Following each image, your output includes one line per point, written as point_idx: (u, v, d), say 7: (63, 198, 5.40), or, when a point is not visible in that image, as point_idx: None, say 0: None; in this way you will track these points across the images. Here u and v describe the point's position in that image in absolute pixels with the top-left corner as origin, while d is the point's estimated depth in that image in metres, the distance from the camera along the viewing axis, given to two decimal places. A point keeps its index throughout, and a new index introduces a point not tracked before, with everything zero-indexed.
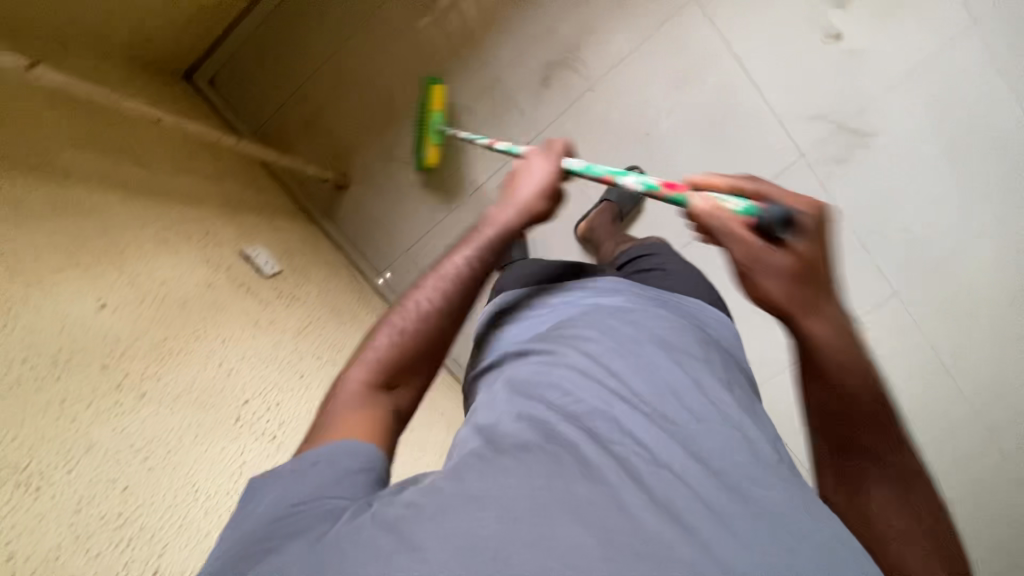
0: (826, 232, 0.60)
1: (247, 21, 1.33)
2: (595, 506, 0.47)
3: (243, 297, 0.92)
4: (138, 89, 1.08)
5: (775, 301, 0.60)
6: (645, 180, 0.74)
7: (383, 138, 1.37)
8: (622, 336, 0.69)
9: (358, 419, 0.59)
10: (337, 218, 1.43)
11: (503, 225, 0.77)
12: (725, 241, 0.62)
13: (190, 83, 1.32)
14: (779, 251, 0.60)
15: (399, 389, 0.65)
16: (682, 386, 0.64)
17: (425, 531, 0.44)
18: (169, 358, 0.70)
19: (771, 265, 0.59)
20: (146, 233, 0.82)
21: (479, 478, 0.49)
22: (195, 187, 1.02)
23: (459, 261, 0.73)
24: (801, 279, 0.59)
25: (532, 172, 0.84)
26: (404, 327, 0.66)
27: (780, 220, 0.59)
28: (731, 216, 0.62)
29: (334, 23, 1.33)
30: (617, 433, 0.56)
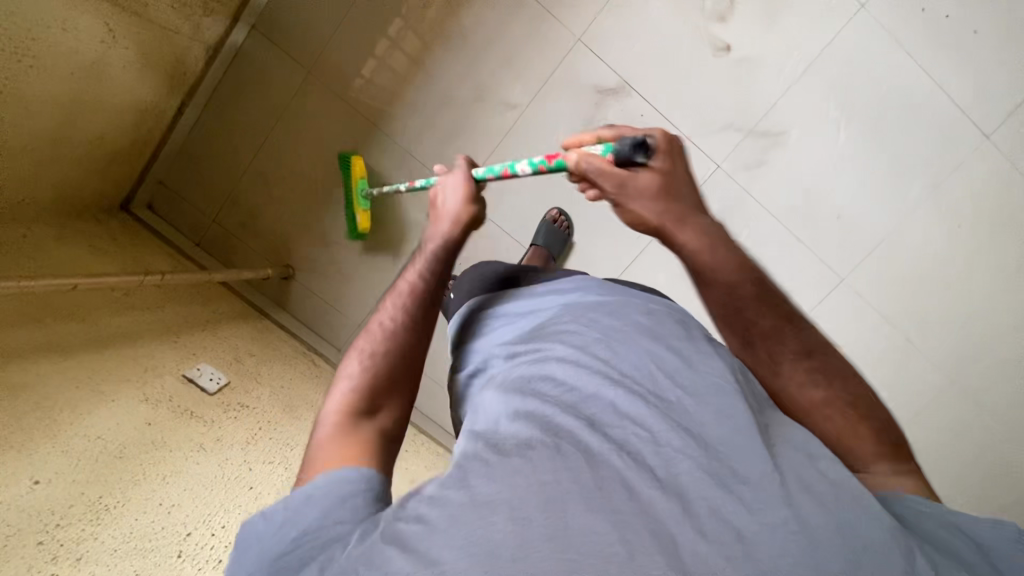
0: (675, 151, 0.72)
1: (170, 144, 1.39)
2: (603, 494, 0.48)
3: (188, 423, 0.99)
4: (72, 240, 1.16)
5: (651, 220, 0.69)
6: (530, 161, 0.83)
7: (318, 226, 1.45)
8: (608, 325, 0.70)
9: (344, 441, 0.59)
10: (288, 306, 1.50)
11: (443, 237, 0.77)
12: (598, 181, 0.70)
13: (129, 214, 1.38)
14: (640, 172, 0.70)
15: (381, 412, 0.64)
16: (674, 366, 0.64)
17: (437, 541, 0.45)
18: (106, 515, 0.77)
19: (636, 185, 0.69)
20: (81, 391, 0.90)
21: (489, 478, 0.50)
22: (135, 324, 1.10)
23: (408, 279, 0.74)
24: (662, 193, 0.70)
25: (448, 189, 0.82)
26: (365, 357, 0.67)
27: (633, 147, 0.69)
28: (600, 159, 0.70)
29: (249, 128, 1.39)
30: (615, 417, 0.57)
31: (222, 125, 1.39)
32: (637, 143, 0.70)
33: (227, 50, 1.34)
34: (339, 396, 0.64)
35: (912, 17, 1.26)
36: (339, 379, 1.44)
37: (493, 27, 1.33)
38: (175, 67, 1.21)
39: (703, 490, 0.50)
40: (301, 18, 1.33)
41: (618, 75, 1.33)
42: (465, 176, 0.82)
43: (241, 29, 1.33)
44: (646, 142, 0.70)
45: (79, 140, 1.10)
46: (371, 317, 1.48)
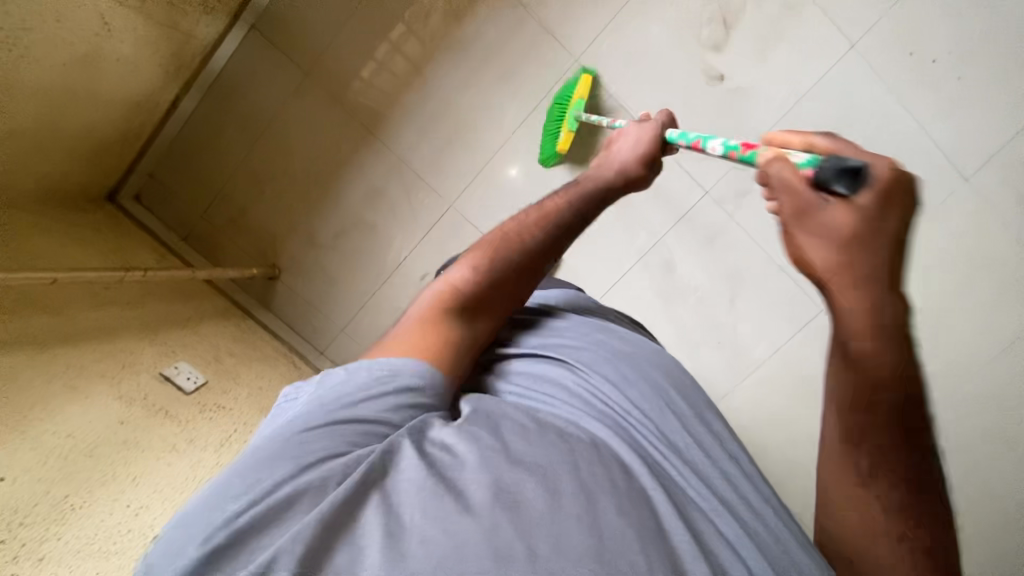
0: (902, 196, 0.47)
1: (162, 137, 1.39)
2: (617, 509, 0.52)
3: (161, 422, 0.99)
4: (55, 229, 1.14)
5: (815, 266, 0.48)
6: (727, 143, 0.79)
7: (307, 228, 1.45)
8: (614, 345, 0.71)
9: (438, 331, 0.61)
10: (271, 306, 1.50)
11: (603, 178, 0.78)
12: (782, 193, 0.52)
13: (115, 204, 1.38)
14: (831, 203, 0.48)
15: (479, 321, 0.64)
16: (682, 411, 0.66)
17: (471, 473, 0.51)
18: (71, 515, 0.76)
19: (827, 220, 0.48)
20: (54, 386, 0.89)
21: (512, 469, 0.52)
22: (113, 318, 1.09)
23: (558, 205, 0.73)
24: (857, 241, 0.47)
25: (628, 136, 0.84)
26: (496, 259, 0.66)
27: (836, 170, 0.50)
28: (793, 169, 0.51)
29: (242, 127, 1.39)
30: (631, 437, 0.62)
31: (216, 121, 1.38)
32: (855, 170, 0.49)
33: (226, 47, 1.34)
34: (451, 281, 0.65)
35: (900, 59, 1.26)
36: (319, 383, 1.44)
37: (493, 43, 1.34)
38: (171, 63, 1.20)
39: (710, 534, 0.55)
40: (302, 20, 1.34)
41: (613, 98, 1.36)
42: (653, 133, 0.84)
43: (241, 27, 1.33)
44: (861, 170, 0.48)
45: (68, 130, 1.10)
46: (355, 322, 1.48)
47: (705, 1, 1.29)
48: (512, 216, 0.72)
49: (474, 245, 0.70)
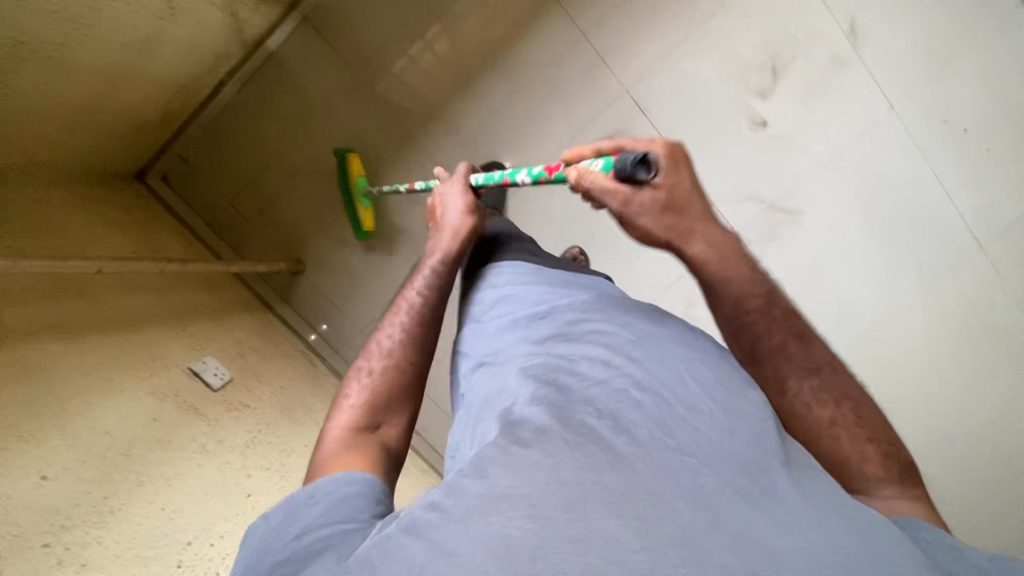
0: (682, 159, 0.66)
1: (200, 119, 1.36)
2: (628, 495, 0.43)
3: (191, 420, 0.97)
4: (86, 209, 1.11)
5: (656, 235, 0.64)
6: (531, 172, 0.82)
7: (337, 227, 1.43)
8: (640, 327, 0.64)
9: (351, 451, 0.60)
10: (291, 301, 1.47)
11: (440, 251, 0.78)
12: (603, 199, 0.66)
13: (143, 182, 1.35)
14: (646, 190, 0.64)
15: (384, 428, 0.65)
16: (711, 378, 0.57)
17: (453, 533, 0.42)
18: (110, 518, 0.75)
19: (641, 205, 0.64)
20: (90, 379, 0.87)
21: (504, 472, 0.46)
22: (144, 306, 1.06)
23: (417, 292, 0.75)
24: (665, 209, 0.64)
25: (448, 199, 0.84)
26: (371, 375, 0.68)
27: (635, 163, 0.64)
28: (600, 174, 0.66)
29: (282, 118, 1.36)
30: (643, 417, 0.51)
31: (256, 108, 1.35)
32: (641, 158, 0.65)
33: (276, 37, 1.32)
34: (346, 412, 0.65)
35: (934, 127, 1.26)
36: (334, 383, 1.43)
37: (545, 65, 1.35)
38: (223, 48, 1.16)
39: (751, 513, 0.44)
40: (355, 17, 1.31)
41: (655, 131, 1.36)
42: (466, 192, 0.84)
43: (294, 18, 1.31)
44: (649, 157, 0.65)
45: (110, 111, 1.06)
46: (375, 324, 1.46)
47: (756, 49, 1.32)
48: (371, 336, 0.73)
49: (352, 371, 0.70)
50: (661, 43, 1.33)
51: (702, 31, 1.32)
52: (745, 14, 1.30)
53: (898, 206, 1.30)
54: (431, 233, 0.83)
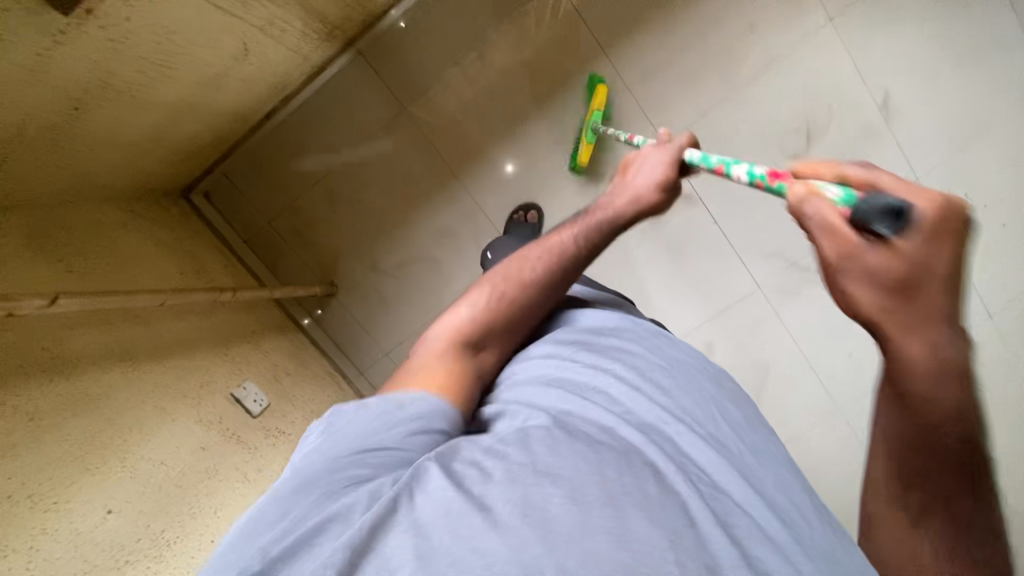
0: (958, 227, 0.37)
1: (247, 143, 1.39)
2: (653, 503, 0.49)
3: (234, 448, 1.00)
4: (138, 228, 1.13)
5: (868, 311, 0.41)
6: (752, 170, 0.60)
7: (372, 254, 1.46)
8: (671, 356, 0.69)
9: (446, 368, 0.65)
10: (320, 322, 1.50)
11: (613, 211, 0.73)
12: (817, 234, 0.43)
13: (187, 200, 1.38)
14: (875, 250, 0.39)
15: (483, 352, 0.70)
16: (737, 421, 0.64)
17: (493, 493, 0.49)
18: (167, 551, 0.80)
19: (874, 270, 0.39)
20: (146, 408, 0.89)
21: (547, 455, 0.53)
22: (191, 330, 1.08)
23: (567, 241, 0.74)
24: (907, 290, 0.39)
25: (647, 161, 0.74)
26: (499, 298, 0.71)
27: (884, 210, 0.38)
28: (830, 206, 0.42)
29: (328, 146, 1.39)
30: (673, 447, 0.57)
31: (303, 134, 1.38)
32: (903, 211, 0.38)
33: (331, 69, 1.34)
34: (468, 312, 0.70)
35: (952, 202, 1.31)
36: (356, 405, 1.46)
37: (589, 112, 1.38)
38: (282, 78, 1.18)
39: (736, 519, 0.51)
40: (407, 53, 1.34)
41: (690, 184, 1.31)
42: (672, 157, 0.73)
43: (350, 52, 1.34)
44: (909, 211, 0.38)
45: (173, 138, 1.09)
46: (400, 349, 1.48)
47: (793, 113, 1.36)
48: (523, 251, 0.75)
49: (479, 283, 0.74)
50: (702, 101, 1.37)
51: (741, 93, 1.36)
52: (785, 80, 1.34)
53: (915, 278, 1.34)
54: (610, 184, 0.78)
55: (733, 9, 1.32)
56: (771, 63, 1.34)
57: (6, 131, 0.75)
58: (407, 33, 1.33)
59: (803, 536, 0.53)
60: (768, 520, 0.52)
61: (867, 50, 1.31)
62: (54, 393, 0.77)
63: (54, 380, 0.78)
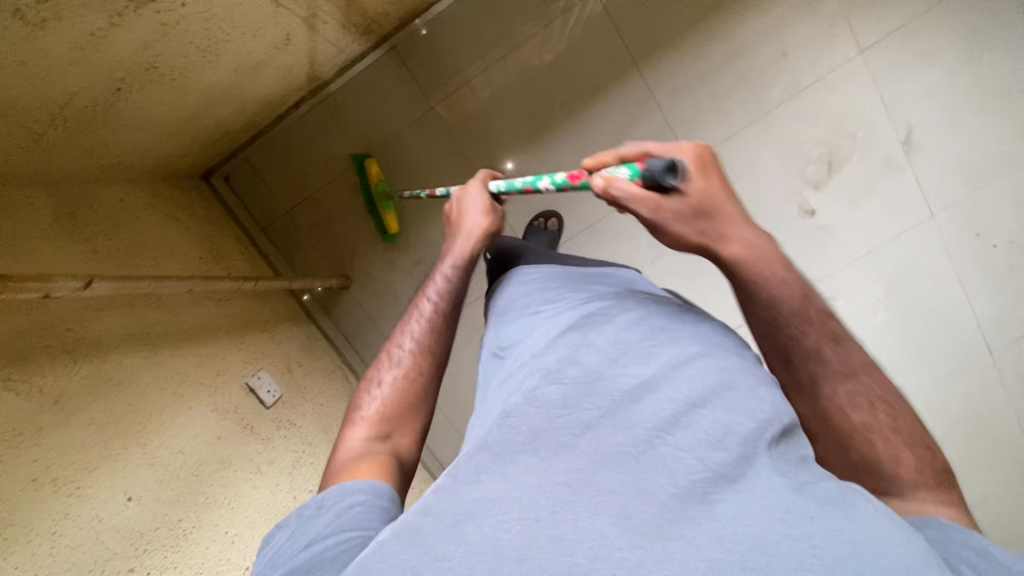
0: (712, 165, 0.58)
1: (272, 131, 1.38)
2: (625, 501, 0.40)
3: (248, 439, 0.99)
4: (161, 211, 1.12)
5: (691, 245, 0.56)
6: (555, 180, 0.73)
7: (390, 250, 1.45)
8: (654, 320, 0.59)
9: (365, 458, 0.54)
10: (332, 313, 1.49)
11: (458, 258, 0.69)
12: (635, 207, 0.57)
13: (207, 183, 1.38)
14: (673, 199, 0.56)
15: (397, 437, 0.58)
16: (717, 375, 0.50)
17: (441, 534, 0.39)
18: (184, 542, 0.80)
19: (682, 211, 0.56)
20: (165, 395, 0.88)
21: (498, 480, 0.42)
22: (210, 317, 1.07)
23: (430, 300, 0.67)
24: (699, 213, 0.56)
25: (467, 202, 0.75)
26: (382, 389, 0.61)
27: (663, 169, 0.55)
28: (629, 183, 0.57)
29: (352, 139, 1.39)
30: (643, 422, 0.46)
31: (328, 126, 1.38)
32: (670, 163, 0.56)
33: (361, 64, 1.34)
34: (362, 420, 0.58)
35: (965, 239, 1.33)
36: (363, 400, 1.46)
37: (616, 124, 1.39)
38: (315, 70, 1.17)
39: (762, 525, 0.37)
40: (440, 54, 1.35)
41: None
42: (486, 192, 0.76)
43: (382, 49, 1.34)
44: (677, 164, 0.56)
45: (203, 122, 1.08)
46: None
47: (817, 142, 1.37)
48: (383, 345, 0.66)
49: (367, 379, 0.63)
50: (730, 121, 1.38)
51: (768, 117, 1.37)
52: (812, 108, 1.36)
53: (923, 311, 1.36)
54: (446, 237, 0.75)
55: (766, 35, 1.33)
56: (800, 90, 1.35)
57: (49, 109, 0.74)
58: (441, 33, 1.33)
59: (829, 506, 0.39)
60: (815, 514, 0.38)
61: (894, 84, 1.33)
62: (79, 375, 0.77)
63: (79, 362, 0.78)
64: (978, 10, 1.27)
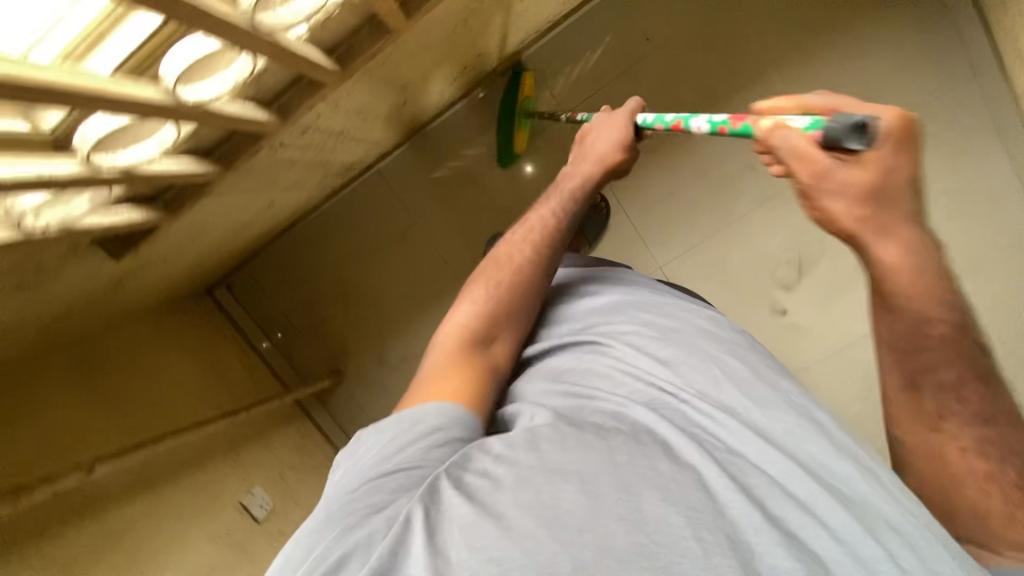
0: (915, 138, 0.44)
1: (270, 247, 1.51)
2: (677, 484, 0.46)
3: (238, 562, 1.11)
4: (167, 341, 1.24)
5: (841, 226, 0.49)
6: (714, 120, 0.65)
7: (379, 348, 1.54)
8: (668, 325, 0.65)
9: (462, 366, 0.60)
10: (328, 406, 1.59)
11: (587, 175, 0.76)
12: (791, 166, 0.49)
13: (211, 296, 1.50)
14: (846, 167, 0.46)
15: (494, 345, 0.65)
16: (741, 375, 0.58)
17: (503, 501, 0.45)
18: None
19: (840, 185, 0.47)
20: (165, 535, 1.00)
21: (560, 451, 0.48)
22: (209, 440, 1.18)
23: (548, 214, 0.74)
24: (869, 197, 0.47)
25: (602, 130, 0.78)
26: (495, 293, 0.67)
27: (851, 129, 0.44)
28: (802, 137, 0.48)
29: (343, 253, 1.49)
30: (686, 419, 0.54)
31: (321, 240, 1.49)
32: (865, 125, 0.45)
33: (357, 180, 1.45)
34: (462, 325, 0.65)
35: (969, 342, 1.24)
36: None
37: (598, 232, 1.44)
38: (301, 204, 1.27)
39: (775, 498, 0.47)
40: (418, 169, 1.43)
41: None
42: (627, 128, 0.77)
43: (366, 172, 1.44)
44: (872, 123, 0.44)
45: (202, 264, 1.19)
46: None
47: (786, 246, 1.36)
48: (503, 239, 0.73)
49: (476, 280, 0.70)
50: (696, 229, 1.40)
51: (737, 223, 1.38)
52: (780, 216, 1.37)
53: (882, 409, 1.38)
54: (569, 163, 0.80)
55: (732, 150, 1.35)
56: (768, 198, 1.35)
57: (60, 311, 0.85)
58: (420, 151, 1.42)
59: (841, 492, 0.48)
60: (822, 522, 0.45)
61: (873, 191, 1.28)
62: (85, 537, 0.88)
63: (86, 524, 0.89)
64: (957, 109, 1.22)
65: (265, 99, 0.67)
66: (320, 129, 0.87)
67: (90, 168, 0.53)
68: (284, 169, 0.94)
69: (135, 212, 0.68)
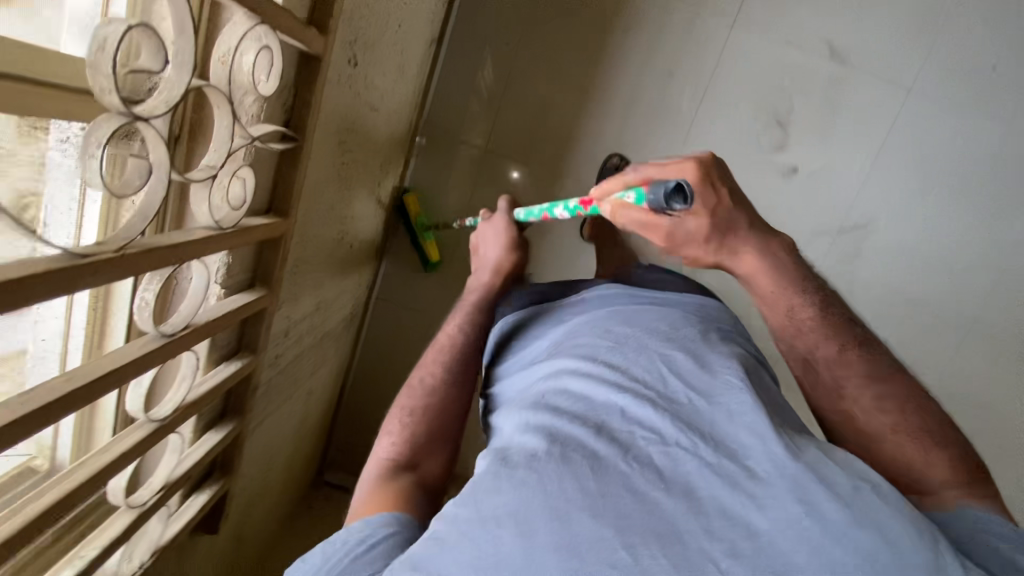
0: (710, 172, 0.76)
1: (340, 413, 1.60)
2: (604, 494, 0.49)
3: None
4: None
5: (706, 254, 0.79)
6: (567, 206, 0.93)
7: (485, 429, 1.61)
8: (620, 336, 0.70)
9: (374, 499, 0.67)
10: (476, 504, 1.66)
11: (481, 288, 0.98)
12: (647, 225, 0.78)
13: (323, 481, 1.60)
14: (685, 217, 0.75)
15: (422, 465, 0.76)
16: (685, 370, 0.63)
17: (455, 557, 0.49)
18: None
19: (687, 228, 0.77)
20: None
21: (492, 493, 0.51)
22: None
23: (451, 332, 0.90)
24: (712, 236, 0.77)
25: (492, 235, 1.06)
26: (407, 417, 0.80)
27: (668, 197, 0.74)
28: (637, 208, 0.78)
29: (398, 378, 1.59)
30: (625, 421, 0.57)
31: (375, 379, 1.59)
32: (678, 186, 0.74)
33: (370, 315, 1.55)
34: (389, 437, 0.79)
35: (905, 99, 1.40)
36: None
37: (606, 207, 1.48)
38: (339, 366, 1.37)
39: (707, 484, 0.50)
40: (411, 273, 1.52)
41: None
42: (506, 228, 1.05)
43: (370, 306, 1.54)
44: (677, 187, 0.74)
45: (297, 468, 1.30)
46: None
47: (755, 112, 1.41)
48: (422, 357, 0.88)
49: (388, 416, 0.82)
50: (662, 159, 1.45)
51: (696, 131, 1.43)
52: (725, 94, 1.40)
53: (906, 212, 1.46)
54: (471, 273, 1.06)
55: (644, 75, 1.40)
56: (706, 92, 1.40)
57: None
58: (398, 258, 1.52)
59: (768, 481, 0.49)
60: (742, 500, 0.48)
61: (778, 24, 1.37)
62: None
63: None
64: None
65: (233, 348, 0.72)
66: (299, 318, 0.96)
67: (136, 506, 0.60)
68: (300, 365, 1.05)
69: (203, 494, 0.75)
